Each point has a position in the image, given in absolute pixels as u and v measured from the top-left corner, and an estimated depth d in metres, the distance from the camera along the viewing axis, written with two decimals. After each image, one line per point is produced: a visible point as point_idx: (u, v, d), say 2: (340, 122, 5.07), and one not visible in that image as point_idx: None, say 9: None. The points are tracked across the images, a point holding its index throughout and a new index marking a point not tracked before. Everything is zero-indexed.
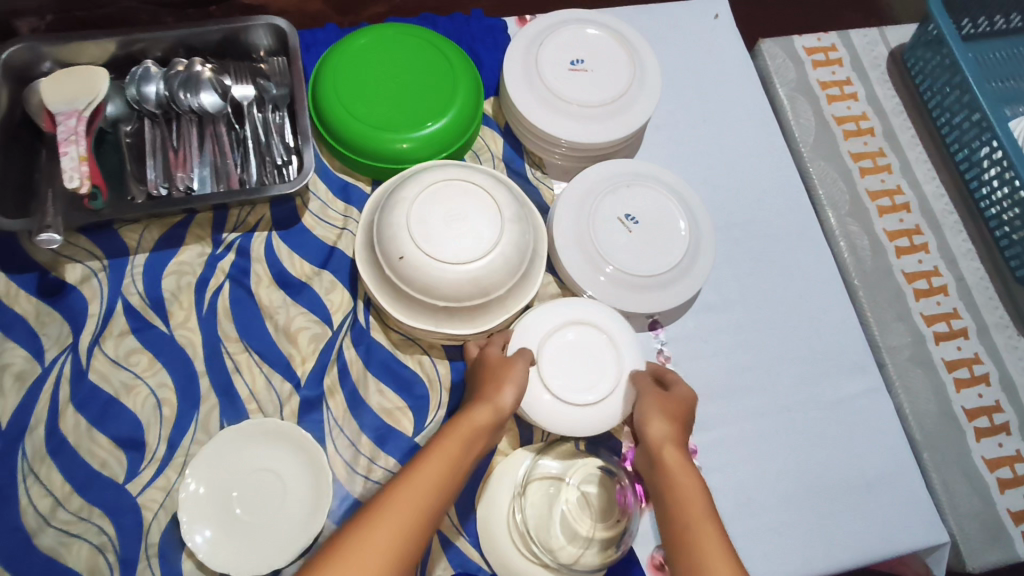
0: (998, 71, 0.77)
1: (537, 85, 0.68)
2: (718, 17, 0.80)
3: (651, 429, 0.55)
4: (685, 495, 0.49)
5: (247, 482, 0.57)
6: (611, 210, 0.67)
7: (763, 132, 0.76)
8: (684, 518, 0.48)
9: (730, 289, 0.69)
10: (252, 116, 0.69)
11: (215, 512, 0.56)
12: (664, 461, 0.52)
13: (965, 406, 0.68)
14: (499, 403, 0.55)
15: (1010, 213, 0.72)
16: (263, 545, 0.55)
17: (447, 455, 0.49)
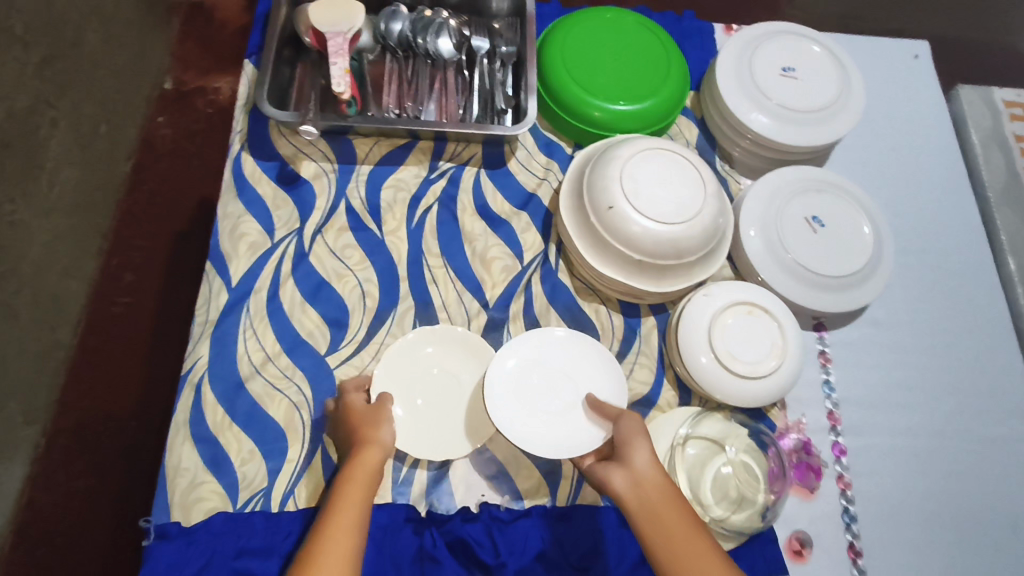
0: None
1: (747, 83, 0.73)
2: (918, 57, 0.83)
3: (629, 448, 0.49)
4: (673, 516, 0.45)
5: (429, 379, 0.62)
6: (801, 209, 0.70)
7: (951, 171, 0.78)
8: (675, 541, 0.44)
9: (897, 310, 0.71)
10: (481, 67, 0.77)
11: (403, 386, 0.61)
12: (646, 483, 0.47)
13: None
14: (382, 442, 0.52)
15: None
16: (428, 435, 0.60)
17: (346, 507, 0.46)
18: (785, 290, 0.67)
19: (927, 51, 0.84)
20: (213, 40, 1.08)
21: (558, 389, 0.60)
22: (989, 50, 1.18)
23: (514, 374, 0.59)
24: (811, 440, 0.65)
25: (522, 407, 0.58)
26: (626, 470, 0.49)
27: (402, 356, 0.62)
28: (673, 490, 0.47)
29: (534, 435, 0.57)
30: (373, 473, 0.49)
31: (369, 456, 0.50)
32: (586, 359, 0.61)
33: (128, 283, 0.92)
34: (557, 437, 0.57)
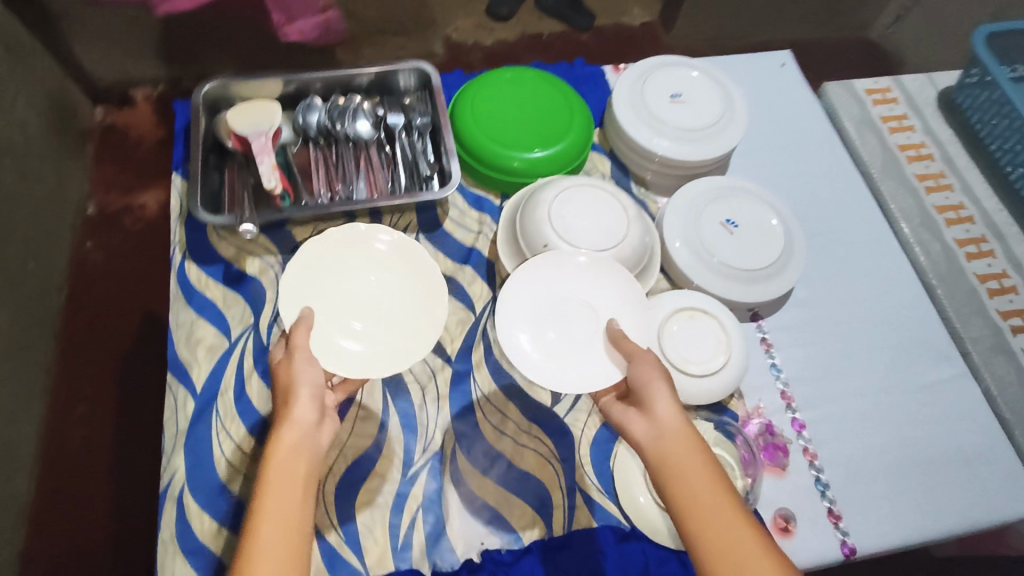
0: None
1: (644, 115, 0.81)
2: (784, 65, 0.94)
3: (652, 399, 0.50)
4: (691, 461, 0.46)
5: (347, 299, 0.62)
6: (716, 215, 0.76)
7: (835, 157, 0.87)
8: (692, 484, 0.44)
9: (819, 287, 0.78)
10: (400, 140, 0.83)
11: (318, 290, 0.61)
12: (666, 430, 0.48)
13: None
14: (297, 417, 0.48)
15: None
16: (334, 347, 0.58)
17: (274, 498, 0.42)
18: (719, 290, 0.73)
19: (791, 58, 0.94)
20: (129, 159, 1.09)
21: (574, 313, 0.62)
22: (844, 48, 1.33)
23: (532, 296, 0.62)
24: (772, 421, 0.70)
25: (540, 327, 0.61)
26: (647, 420, 0.50)
27: (323, 254, 0.62)
28: (694, 436, 0.47)
29: (536, 354, 0.60)
30: (295, 450, 0.46)
31: (287, 436, 0.46)
32: (609, 287, 0.62)
33: (81, 414, 0.90)
34: (563, 365, 0.59)
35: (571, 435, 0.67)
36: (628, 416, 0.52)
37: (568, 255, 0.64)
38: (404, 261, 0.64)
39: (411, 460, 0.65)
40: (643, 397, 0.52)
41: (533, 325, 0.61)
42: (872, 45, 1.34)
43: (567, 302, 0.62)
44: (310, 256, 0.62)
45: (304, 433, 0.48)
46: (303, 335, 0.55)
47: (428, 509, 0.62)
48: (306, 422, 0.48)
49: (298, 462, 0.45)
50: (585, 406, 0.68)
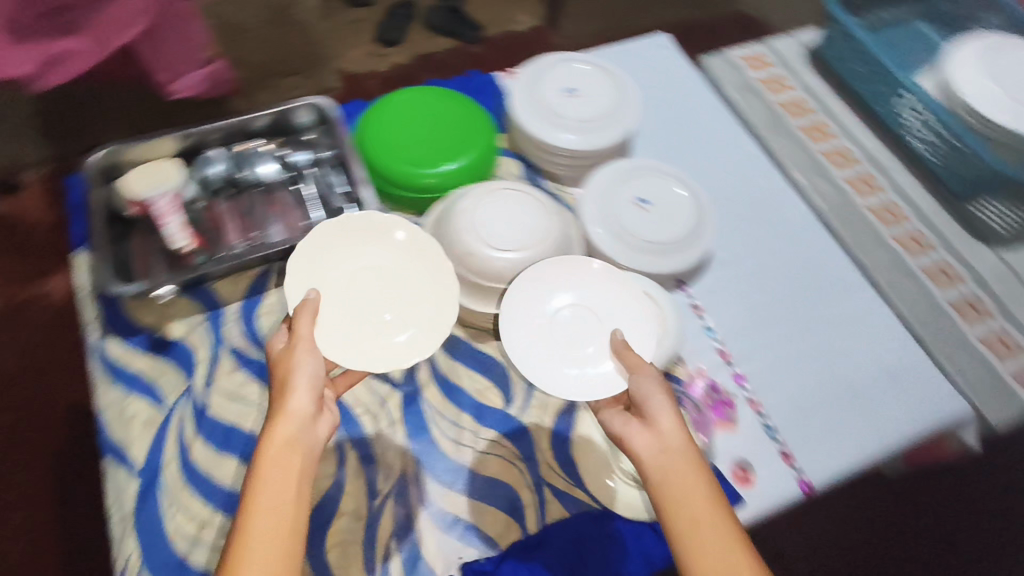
0: (891, 36, 0.95)
1: (545, 113, 0.84)
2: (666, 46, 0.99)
3: (659, 416, 0.53)
4: (694, 483, 0.48)
5: (363, 290, 0.63)
6: (628, 196, 0.80)
7: (725, 125, 0.92)
8: (694, 505, 0.47)
9: (734, 246, 0.82)
10: (308, 177, 0.82)
11: (325, 276, 0.62)
12: (672, 447, 0.51)
13: (949, 300, 0.80)
14: (292, 411, 0.50)
15: (931, 143, 0.88)
16: (336, 339, 0.59)
17: (270, 488, 0.45)
18: (644, 266, 0.76)
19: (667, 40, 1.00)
20: (23, 247, 1.03)
21: (582, 321, 0.67)
22: (720, 23, 1.41)
23: (540, 301, 0.67)
24: (716, 379, 0.73)
25: (550, 333, 0.66)
26: (651, 432, 0.52)
27: (333, 245, 0.64)
28: (696, 458, 0.50)
29: (538, 357, 0.65)
30: (290, 441, 0.48)
31: (281, 428, 0.49)
32: (617, 299, 0.68)
33: (15, 525, 0.84)
34: (568, 373, 0.63)
35: (529, 433, 0.68)
36: (630, 429, 0.54)
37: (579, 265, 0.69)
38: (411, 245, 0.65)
39: (375, 492, 0.64)
40: (649, 412, 0.54)
41: (539, 320, 0.66)
42: (745, 16, 1.43)
43: (576, 309, 0.67)
44: (317, 244, 0.63)
45: (300, 425, 0.50)
46: (303, 326, 0.56)
47: (401, 536, 0.62)
48: (303, 413, 0.50)
49: (295, 452, 0.48)
50: (537, 402, 0.69)
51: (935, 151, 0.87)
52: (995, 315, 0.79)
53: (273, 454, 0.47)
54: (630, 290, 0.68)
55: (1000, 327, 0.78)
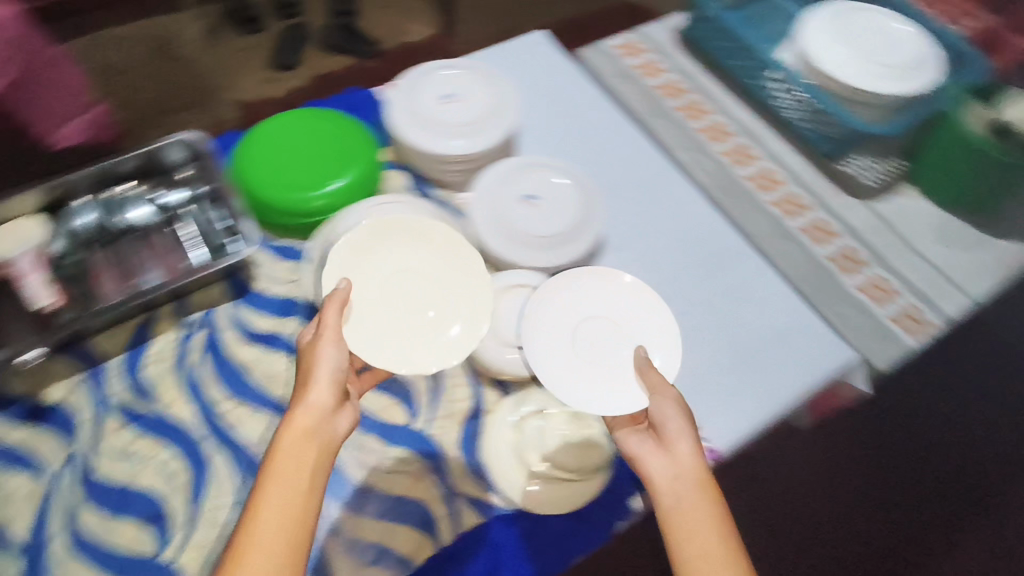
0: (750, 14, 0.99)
1: (424, 123, 0.83)
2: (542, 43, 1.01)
3: (676, 442, 0.59)
4: (701, 511, 0.55)
5: (400, 291, 0.68)
6: (514, 193, 0.80)
7: (606, 112, 0.94)
8: (697, 531, 0.54)
9: (624, 229, 0.84)
10: (186, 216, 0.79)
11: (364, 268, 0.68)
12: (684, 474, 0.57)
13: (827, 254, 0.84)
14: (312, 404, 0.58)
15: (796, 112, 0.92)
16: (368, 331, 0.65)
17: (286, 467, 0.53)
18: (537, 263, 0.77)
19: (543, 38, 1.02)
20: None
21: (605, 330, 0.69)
22: None
23: (562, 307, 0.69)
24: None
25: (572, 341, 0.68)
26: (666, 455, 0.58)
27: (384, 238, 0.70)
28: (707, 487, 0.56)
29: (554, 367, 0.66)
30: (307, 431, 0.56)
31: (299, 420, 0.56)
32: (644, 315, 0.70)
33: None
34: (584, 382, 0.65)
35: (436, 444, 0.67)
36: (645, 450, 0.60)
37: (613, 276, 0.72)
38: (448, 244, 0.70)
39: None
40: (666, 434, 0.59)
41: (559, 324, 0.69)
42: None
43: (596, 320, 0.69)
44: (363, 242, 0.69)
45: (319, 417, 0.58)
46: (331, 316, 0.62)
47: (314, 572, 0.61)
48: (321, 405, 0.58)
49: (312, 441, 0.55)
50: (442, 412, 0.69)
51: (801, 118, 0.91)
52: (872, 263, 0.83)
53: (292, 439, 0.55)
54: (660, 311, 0.70)
55: (876, 274, 0.82)
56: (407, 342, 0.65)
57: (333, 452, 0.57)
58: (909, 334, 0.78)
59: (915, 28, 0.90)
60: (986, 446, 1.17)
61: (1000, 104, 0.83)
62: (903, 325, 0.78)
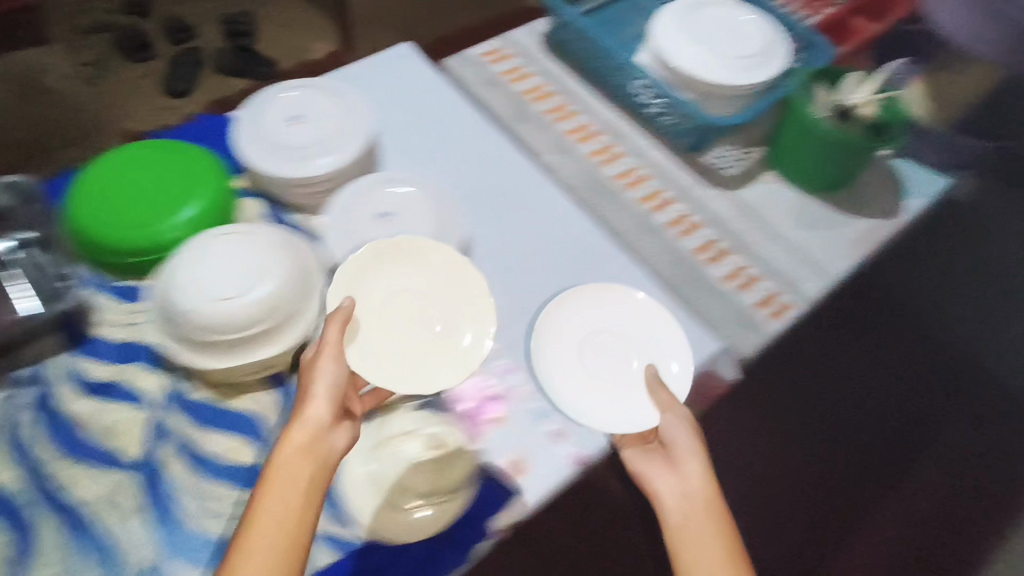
0: (607, 18, 1.01)
1: (272, 148, 0.81)
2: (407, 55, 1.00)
3: (685, 463, 0.65)
4: (709, 529, 0.61)
5: (401, 312, 0.71)
6: (368, 211, 0.78)
7: (470, 118, 0.92)
8: (704, 546, 0.60)
9: (490, 238, 0.82)
10: (14, 263, 0.74)
11: (364, 290, 0.71)
12: (694, 493, 0.63)
13: (691, 247, 0.84)
14: (308, 419, 0.60)
15: (659, 106, 0.92)
16: (368, 350, 0.67)
17: (282, 479, 0.56)
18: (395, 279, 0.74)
19: (411, 50, 1.01)
20: None
21: (612, 344, 0.74)
22: None
23: (578, 328, 0.75)
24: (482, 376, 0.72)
25: (584, 358, 0.73)
26: (676, 476, 0.64)
27: (385, 260, 0.72)
28: (714, 505, 0.63)
29: (567, 385, 0.71)
30: (305, 447, 0.58)
31: (295, 435, 0.59)
32: (656, 325, 0.75)
33: None
34: (590, 399, 0.70)
35: None
36: (654, 470, 0.65)
37: (629, 292, 0.77)
38: (445, 264, 0.73)
39: None
40: (676, 455, 0.65)
41: (571, 338, 0.74)
42: None
43: (606, 335, 0.74)
44: (370, 261, 0.71)
45: (318, 431, 0.60)
46: (331, 330, 0.64)
47: None
48: (316, 419, 0.60)
49: (312, 455, 0.58)
50: None
51: (663, 112, 0.92)
52: (734, 252, 0.84)
53: (286, 455, 0.57)
54: (671, 322, 0.75)
55: (740, 262, 0.83)
56: (411, 362, 0.68)
57: (333, 466, 0.59)
58: (769, 320, 0.79)
59: (764, 18, 0.92)
60: (884, 407, 1.28)
61: (846, 85, 0.84)
62: (768, 311, 0.80)
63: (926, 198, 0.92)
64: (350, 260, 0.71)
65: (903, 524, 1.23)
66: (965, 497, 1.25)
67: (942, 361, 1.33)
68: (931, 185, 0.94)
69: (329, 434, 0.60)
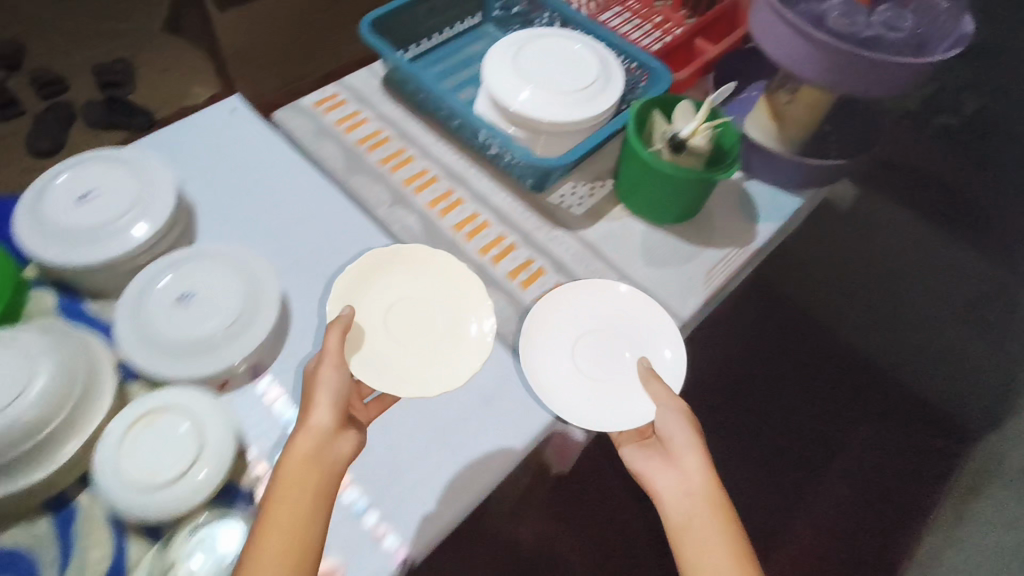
0: (437, 65, 1.01)
1: (54, 232, 0.73)
2: (235, 109, 0.94)
3: (681, 456, 0.65)
4: (710, 520, 0.61)
5: (397, 319, 0.73)
6: (164, 294, 0.70)
7: (298, 179, 0.87)
8: (706, 537, 0.60)
9: (313, 311, 0.77)
10: None
11: (364, 299, 0.74)
12: (695, 485, 0.64)
13: (534, 297, 0.80)
14: (314, 427, 0.62)
15: (495, 147, 0.88)
16: (369, 358, 0.70)
17: (289, 487, 0.58)
18: (194, 370, 0.68)
19: (240, 101, 0.95)
20: None
21: (603, 340, 0.75)
22: None
23: (569, 325, 0.77)
24: None
25: (578, 350, 0.75)
26: (676, 471, 0.65)
27: (381, 274, 0.76)
28: (713, 496, 0.63)
29: (559, 374, 0.73)
30: (310, 455, 0.60)
31: (301, 444, 0.61)
32: (646, 316, 0.77)
33: None
34: (581, 389, 0.71)
35: None
36: (654, 468, 0.67)
37: (613, 287, 0.79)
38: (444, 268, 0.77)
39: None
40: (674, 447, 0.66)
41: (565, 332, 0.76)
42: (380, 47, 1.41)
43: (598, 331, 0.76)
44: (368, 269, 0.76)
45: (323, 437, 0.62)
46: (331, 337, 0.67)
47: None
48: (321, 426, 0.62)
49: (317, 463, 0.60)
50: None
51: (500, 152, 0.88)
52: None
53: (294, 463, 0.60)
54: (660, 312, 0.77)
55: None
56: (413, 363, 0.70)
57: (338, 472, 0.61)
58: None
59: (591, 49, 0.90)
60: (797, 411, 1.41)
61: (678, 116, 0.82)
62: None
63: (776, 222, 0.91)
64: (348, 271, 0.75)
65: (840, 515, 1.33)
66: (902, 487, 1.34)
67: (841, 369, 1.44)
68: (782, 207, 0.92)
69: (333, 442, 0.62)
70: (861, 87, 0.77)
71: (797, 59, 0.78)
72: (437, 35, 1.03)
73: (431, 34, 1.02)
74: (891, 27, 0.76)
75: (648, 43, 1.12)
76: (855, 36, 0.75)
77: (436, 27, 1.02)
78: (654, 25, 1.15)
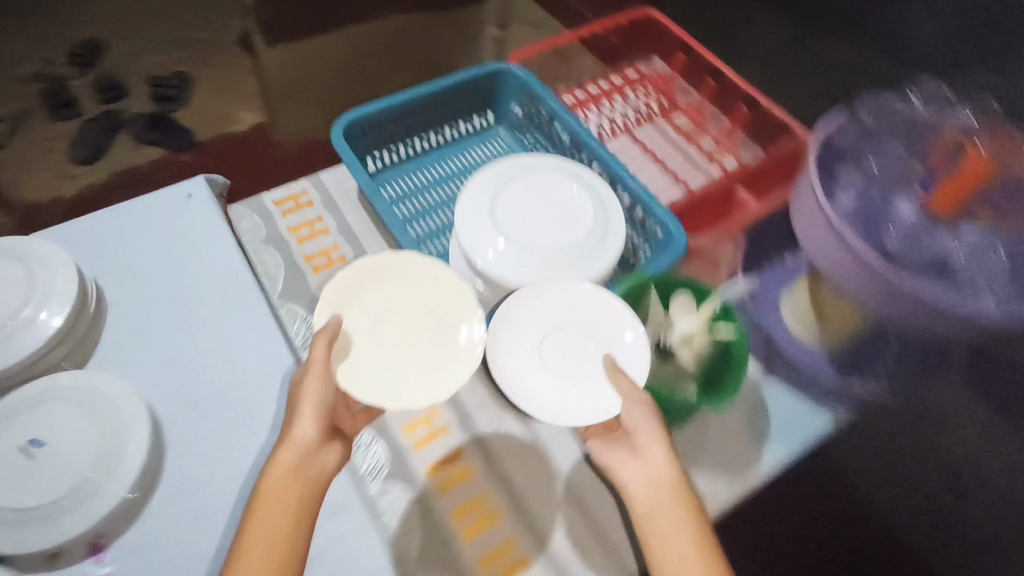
0: (422, 182, 0.88)
1: None
2: (191, 195, 0.84)
3: (647, 448, 0.60)
4: (679, 516, 0.57)
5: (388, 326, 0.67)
6: (18, 436, 0.62)
7: (230, 295, 0.76)
8: (673, 534, 0.56)
9: (190, 473, 0.66)
10: None
11: (355, 304, 0.68)
12: (660, 478, 0.58)
13: (449, 505, 0.67)
14: (296, 441, 0.59)
15: None
16: (354, 367, 0.64)
17: (276, 496, 0.57)
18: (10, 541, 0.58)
19: (200, 184, 0.85)
20: None
21: (574, 330, 0.67)
22: None
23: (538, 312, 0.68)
24: None
25: (550, 343, 0.67)
26: (641, 464, 0.59)
27: (377, 279, 0.69)
28: (679, 485, 0.58)
29: (531, 370, 0.66)
30: (294, 469, 0.58)
31: (284, 455, 0.58)
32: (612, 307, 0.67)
33: None
34: (555, 389, 0.65)
35: None
36: (618, 458, 0.61)
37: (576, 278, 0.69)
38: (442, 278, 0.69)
39: None
40: (634, 436, 0.61)
41: (535, 324, 0.68)
42: None
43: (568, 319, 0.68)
44: (362, 274, 0.69)
45: (306, 451, 0.59)
46: (320, 347, 0.62)
47: None
48: (304, 439, 0.60)
49: (300, 474, 0.58)
50: None
51: None
52: (504, 515, 0.67)
53: (277, 474, 0.58)
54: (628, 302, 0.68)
55: (509, 532, 0.66)
56: (400, 373, 0.64)
57: (323, 486, 0.59)
58: None
59: (591, 195, 0.74)
60: None
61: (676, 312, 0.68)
62: None
63: (789, 448, 0.71)
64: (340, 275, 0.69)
65: None
66: None
67: None
68: (803, 426, 0.72)
69: (319, 454, 0.60)
70: (910, 322, 0.60)
71: (821, 255, 0.63)
72: (432, 137, 0.90)
73: (425, 134, 0.89)
74: (944, 258, 0.59)
75: (686, 176, 0.95)
76: (918, 261, 0.59)
77: (433, 127, 0.89)
78: (700, 151, 0.97)
